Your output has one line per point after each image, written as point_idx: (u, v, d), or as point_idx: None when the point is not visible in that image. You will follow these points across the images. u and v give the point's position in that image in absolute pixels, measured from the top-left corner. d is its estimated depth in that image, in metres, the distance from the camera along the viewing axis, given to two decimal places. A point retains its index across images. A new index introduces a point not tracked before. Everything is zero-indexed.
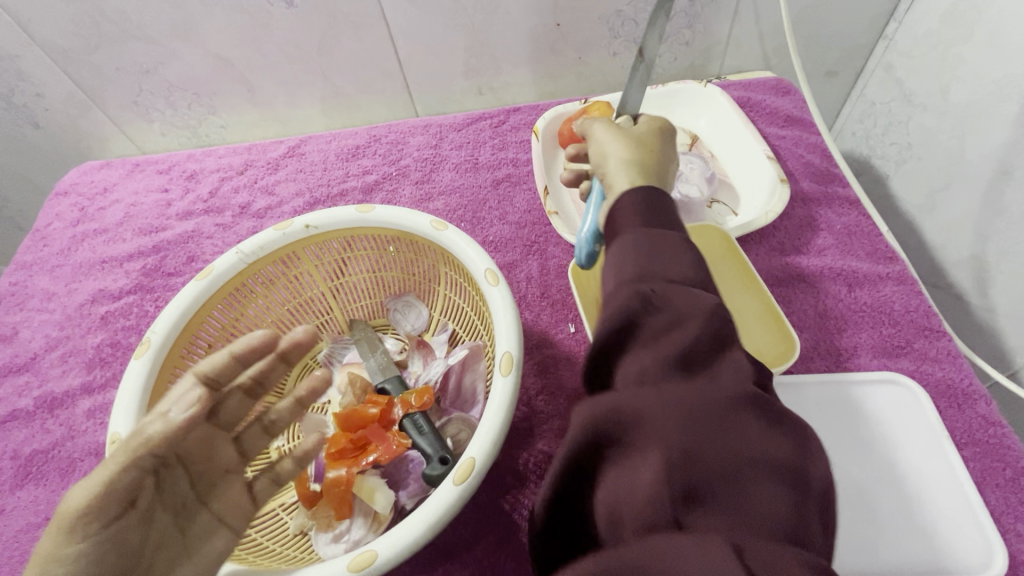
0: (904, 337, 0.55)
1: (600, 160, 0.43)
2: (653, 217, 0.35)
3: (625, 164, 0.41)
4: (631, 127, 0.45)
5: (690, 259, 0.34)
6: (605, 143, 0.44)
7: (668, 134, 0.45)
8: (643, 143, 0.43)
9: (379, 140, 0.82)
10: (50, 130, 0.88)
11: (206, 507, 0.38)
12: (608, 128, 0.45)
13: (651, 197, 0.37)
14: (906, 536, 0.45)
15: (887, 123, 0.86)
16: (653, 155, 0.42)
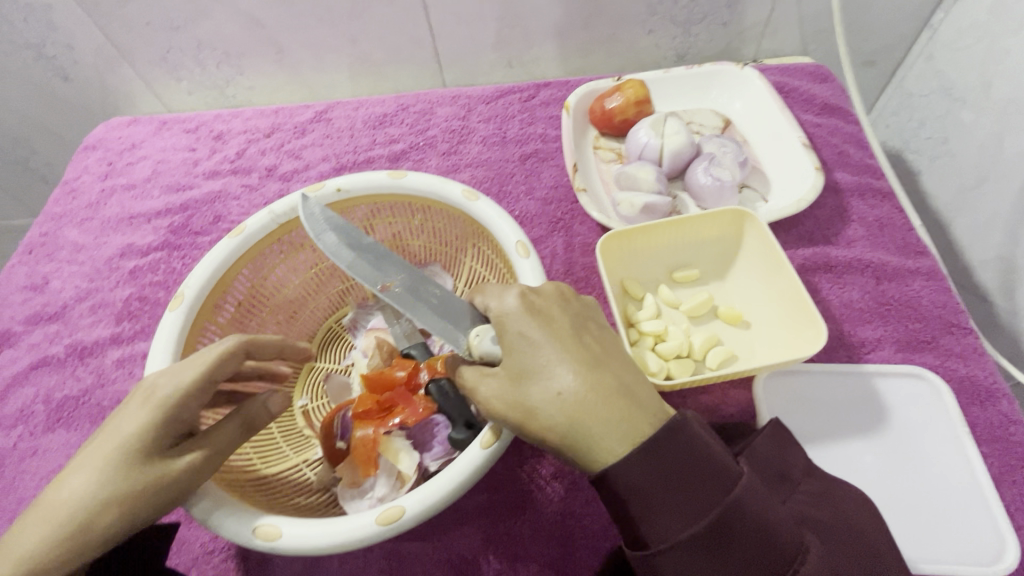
0: (930, 333, 0.55)
1: (568, 441, 0.34)
2: (677, 503, 0.32)
3: (596, 426, 0.33)
4: (530, 348, 0.36)
5: (688, 479, 0.32)
6: (552, 417, 0.34)
7: (550, 310, 0.38)
8: (571, 369, 0.34)
9: (406, 109, 0.81)
10: (80, 83, 0.88)
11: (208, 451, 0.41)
12: (521, 387, 0.35)
13: (642, 449, 0.32)
14: (918, 525, 0.46)
15: (924, 116, 0.84)
16: (593, 377, 0.34)
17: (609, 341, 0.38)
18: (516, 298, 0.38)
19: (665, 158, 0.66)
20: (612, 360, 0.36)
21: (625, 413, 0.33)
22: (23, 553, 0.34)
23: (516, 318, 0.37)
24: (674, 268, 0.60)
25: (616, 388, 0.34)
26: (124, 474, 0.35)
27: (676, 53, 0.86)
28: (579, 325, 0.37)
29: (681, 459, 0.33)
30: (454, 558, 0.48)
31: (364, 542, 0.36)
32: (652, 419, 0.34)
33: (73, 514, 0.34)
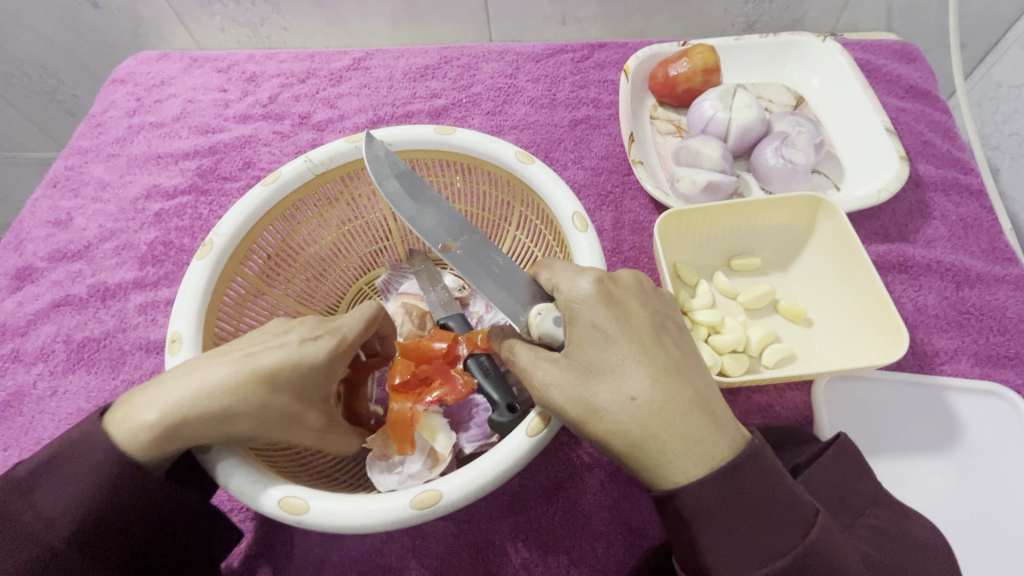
0: (1013, 348, 0.50)
1: (635, 452, 0.30)
2: (746, 540, 0.30)
3: (669, 440, 0.30)
4: (605, 343, 0.32)
5: (769, 514, 0.30)
6: (621, 423, 0.30)
7: (628, 303, 0.34)
8: (650, 373, 0.31)
9: (450, 63, 0.75)
10: (109, 12, 0.84)
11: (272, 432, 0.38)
12: (589, 384, 0.32)
13: (718, 473, 0.30)
14: (983, 554, 0.42)
15: (1013, 109, 0.75)
16: (670, 385, 0.31)
17: (687, 347, 0.34)
18: (590, 284, 0.34)
19: (732, 134, 0.60)
20: (690, 367, 0.32)
21: (703, 432, 0.30)
22: (167, 403, 0.33)
23: (592, 306, 0.33)
24: (733, 255, 0.55)
25: (695, 401, 0.31)
26: (277, 390, 0.35)
27: (745, 20, 0.79)
28: (659, 325, 0.34)
29: (758, 494, 0.30)
30: (480, 541, 0.45)
31: (395, 525, 0.34)
32: (731, 442, 0.30)
33: (223, 397, 0.33)
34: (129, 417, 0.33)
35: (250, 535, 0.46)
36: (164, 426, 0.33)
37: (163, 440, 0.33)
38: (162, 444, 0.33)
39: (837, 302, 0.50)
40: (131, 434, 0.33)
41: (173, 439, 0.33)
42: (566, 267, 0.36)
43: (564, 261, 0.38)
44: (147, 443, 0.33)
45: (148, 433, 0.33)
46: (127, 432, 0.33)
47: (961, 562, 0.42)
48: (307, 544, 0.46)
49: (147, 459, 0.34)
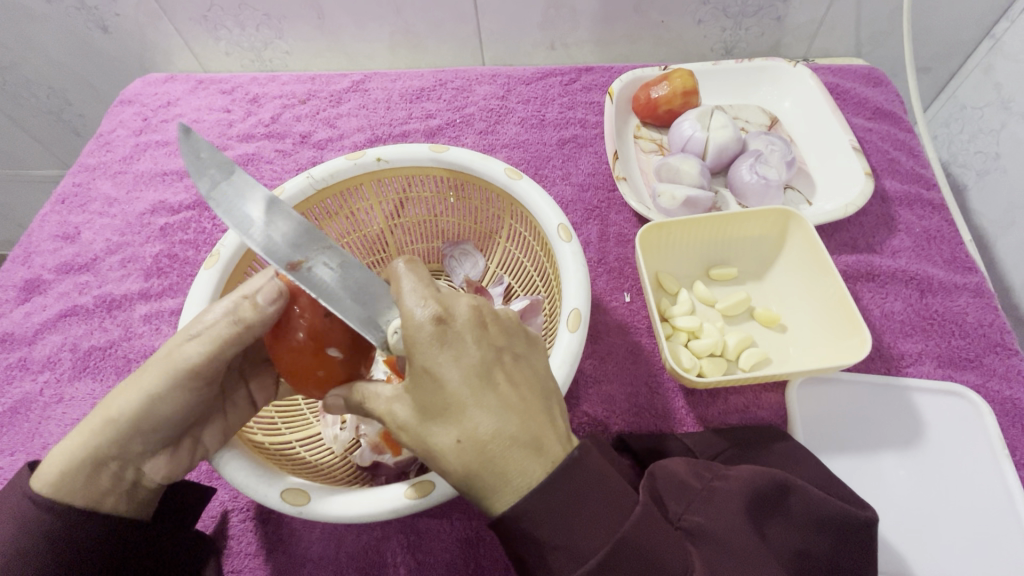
0: (973, 351, 0.53)
1: (468, 487, 0.30)
2: (568, 544, 0.30)
3: (493, 478, 0.30)
4: (435, 387, 0.30)
5: (587, 506, 0.30)
6: (451, 465, 0.30)
7: (464, 339, 0.31)
8: (480, 415, 0.30)
9: (445, 85, 0.79)
10: (118, 36, 0.87)
11: (222, 414, 0.42)
12: (425, 423, 0.31)
13: (536, 490, 0.30)
14: (942, 548, 0.46)
15: (976, 129, 0.79)
16: (499, 426, 0.30)
17: (525, 376, 0.32)
18: (427, 319, 0.30)
19: (710, 152, 0.64)
20: (523, 401, 0.31)
21: (522, 468, 0.30)
22: (82, 438, 0.38)
23: (422, 347, 0.30)
24: (710, 265, 0.58)
25: (519, 439, 0.30)
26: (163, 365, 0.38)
27: (724, 46, 0.84)
28: (491, 359, 0.31)
29: (580, 495, 0.30)
30: (470, 536, 0.48)
31: (393, 513, 0.36)
32: (552, 462, 0.30)
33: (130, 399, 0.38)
34: (58, 461, 0.38)
35: (251, 535, 0.48)
36: (84, 456, 0.37)
37: (89, 461, 0.37)
38: (84, 470, 0.37)
39: (806, 305, 0.54)
40: (60, 471, 0.37)
41: (83, 459, 0.37)
42: (405, 287, 0.32)
43: (409, 266, 0.33)
44: (74, 480, 0.37)
45: (72, 462, 0.37)
46: (41, 477, 0.38)
47: (924, 551, 0.46)
48: (306, 541, 0.47)
49: (83, 499, 0.37)
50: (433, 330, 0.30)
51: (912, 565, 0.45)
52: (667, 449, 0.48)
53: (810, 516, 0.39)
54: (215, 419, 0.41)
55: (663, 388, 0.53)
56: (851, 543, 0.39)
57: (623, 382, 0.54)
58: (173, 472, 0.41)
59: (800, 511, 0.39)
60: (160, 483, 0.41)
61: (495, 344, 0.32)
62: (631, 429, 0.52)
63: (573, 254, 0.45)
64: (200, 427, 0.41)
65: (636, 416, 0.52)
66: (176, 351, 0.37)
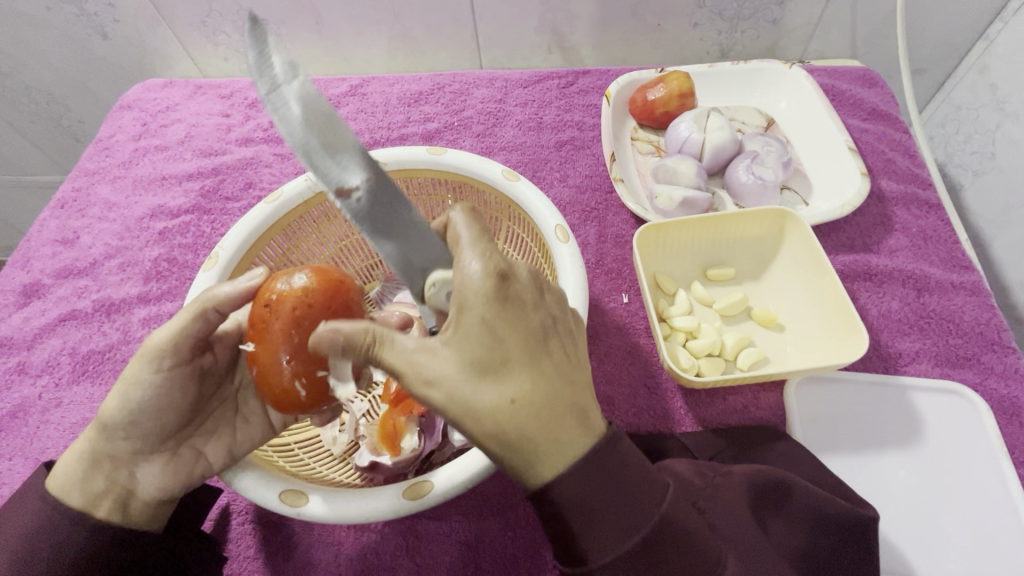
0: (970, 349, 0.54)
1: (512, 450, 0.30)
2: (617, 524, 0.30)
3: (542, 441, 0.30)
4: (491, 342, 0.30)
5: (625, 485, 0.31)
6: (498, 424, 0.30)
7: (523, 301, 0.32)
8: (534, 377, 0.30)
9: (443, 89, 0.80)
10: (118, 42, 0.88)
11: (228, 431, 0.43)
12: (474, 380, 0.30)
13: (584, 458, 0.30)
14: (943, 549, 0.46)
15: (971, 130, 0.79)
16: (549, 389, 0.31)
17: (570, 348, 0.34)
18: (489, 275, 0.31)
19: (706, 153, 0.64)
20: (571, 370, 0.32)
21: (570, 435, 0.30)
22: (83, 445, 0.40)
23: (482, 302, 0.30)
24: (708, 266, 0.58)
25: (567, 404, 0.31)
26: (142, 361, 0.39)
27: (720, 48, 0.84)
28: (546, 325, 0.33)
29: (616, 474, 0.31)
30: (470, 538, 0.47)
31: (395, 514, 0.37)
32: (597, 431, 0.32)
33: (119, 400, 0.39)
34: (65, 467, 0.39)
35: (250, 538, 0.48)
36: (85, 460, 0.39)
37: (91, 466, 0.39)
38: (82, 470, 0.39)
39: (803, 304, 0.54)
40: (67, 477, 0.39)
41: (85, 464, 0.39)
42: (469, 241, 0.33)
43: (471, 224, 0.34)
44: (72, 481, 0.38)
45: (76, 468, 0.39)
46: (55, 482, 0.39)
47: (923, 549, 0.46)
48: (305, 543, 0.47)
49: (77, 501, 0.38)
50: (493, 286, 0.31)
51: (912, 564, 0.45)
52: (666, 448, 0.48)
53: (811, 515, 0.39)
54: (223, 433, 0.43)
55: (662, 389, 0.53)
56: (855, 543, 0.39)
57: (621, 382, 0.54)
58: (170, 491, 0.41)
59: (801, 511, 0.39)
60: (154, 499, 0.40)
61: (545, 311, 0.33)
62: (631, 429, 0.51)
63: (571, 257, 0.45)
64: (204, 442, 0.43)
65: (635, 417, 0.52)
66: (149, 342, 0.39)
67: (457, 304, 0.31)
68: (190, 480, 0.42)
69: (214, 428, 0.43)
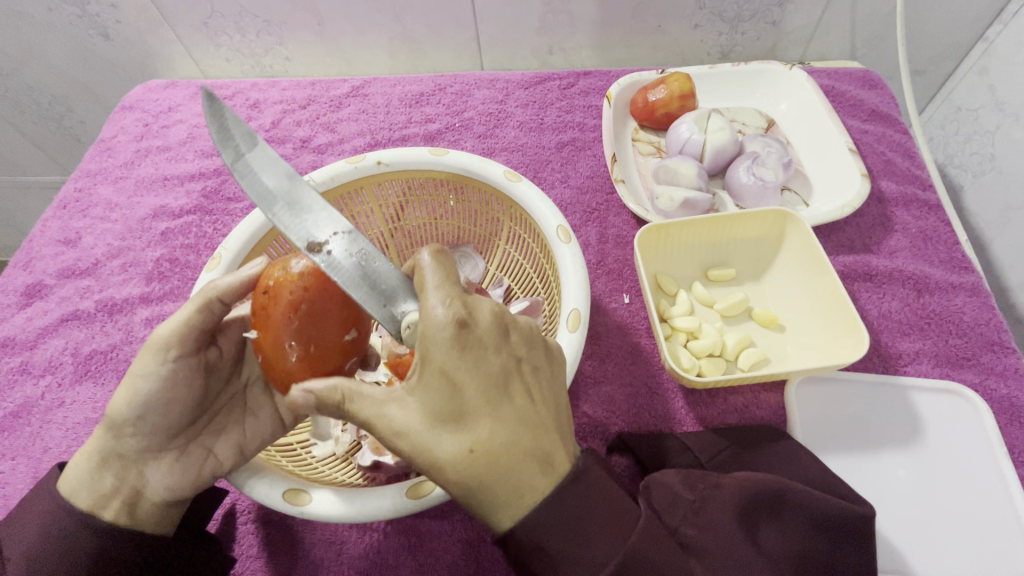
0: (970, 350, 0.54)
1: (475, 497, 0.31)
2: (582, 562, 0.30)
3: (503, 490, 0.30)
4: (451, 392, 0.30)
5: (598, 514, 0.31)
6: (458, 475, 0.30)
7: (484, 347, 0.31)
8: (495, 425, 0.30)
9: (444, 90, 0.80)
10: (120, 43, 0.88)
11: (238, 428, 0.43)
12: (436, 431, 0.30)
13: (545, 503, 0.30)
14: (943, 549, 0.46)
15: (971, 131, 0.80)
16: (510, 438, 0.30)
17: (540, 389, 0.33)
18: (450, 323, 0.30)
19: (707, 154, 0.64)
20: (537, 414, 0.32)
21: (529, 481, 0.30)
22: (93, 447, 0.40)
23: (440, 351, 0.30)
24: (708, 267, 0.59)
25: (530, 450, 0.31)
26: (147, 357, 0.39)
27: (720, 50, 0.84)
28: (511, 369, 0.32)
29: (586, 505, 0.31)
30: (471, 538, 0.48)
31: (397, 512, 0.37)
32: (560, 473, 0.31)
33: (124, 398, 0.39)
34: (75, 469, 0.39)
35: (252, 537, 0.48)
36: (94, 461, 0.39)
37: (99, 467, 0.39)
38: (91, 471, 0.39)
39: (803, 305, 0.54)
40: (76, 479, 0.39)
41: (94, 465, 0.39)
42: (432, 283, 0.31)
43: (438, 264, 0.32)
44: (82, 481, 0.39)
45: (85, 470, 0.39)
46: (64, 484, 0.39)
47: (924, 548, 0.46)
48: (308, 542, 0.47)
49: (85, 502, 0.38)
50: (454, 334, 0.30)
51: (912, 563, 0.45)
52: (667, 447, 0.48)
53: (807, 519, 0.39)
54: (231, 431, 0.42)
55: (663, 389, 0.53)
56: (852, 545, 0.39)
57: (622, 382, 0.54)
58: (178, 491, 0.41)
59: (796, 516, 0.39)
60: (162, 500, 0.40)
61: (511, 353, 0.32)
62: (633, 429, 0.52)
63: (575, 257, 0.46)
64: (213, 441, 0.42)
65: (636, 417, 0.52)
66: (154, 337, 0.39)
67: (421, 353, 0.31)
68: (198, 480, 0.41)
69: (223, 425, 0.43)
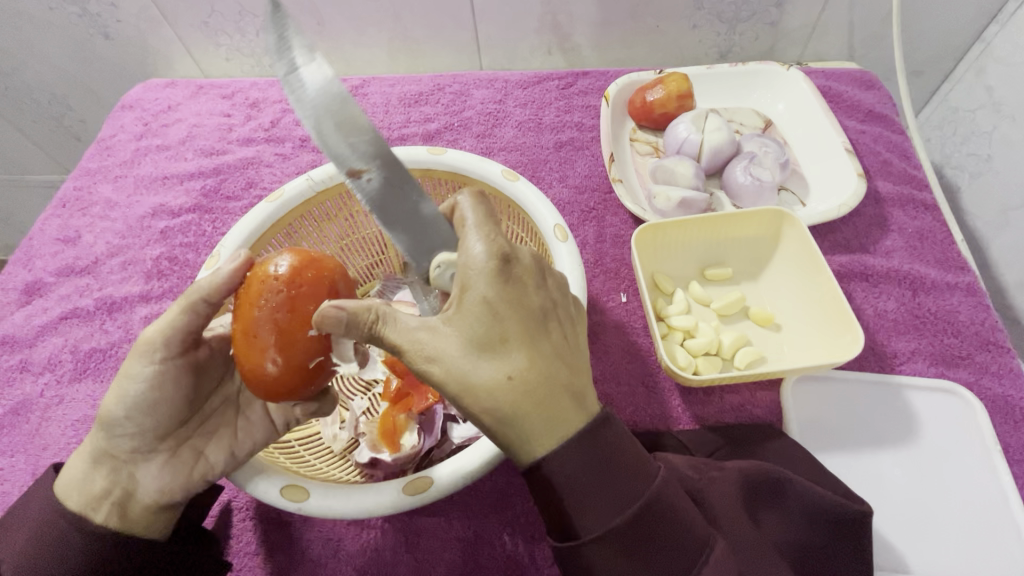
0: (965, 349, 0.54)
1: (505, 425, 0.32)
2: (607, 500, 0.31)
3: (538, 418, 0.31)
4: (492, 321, 0.31)
5: (621, 460, 0.32)
6: (495, 399, 0.31)
7: (523, 283, 0.33)
8: (534, 355, 0.32)
9: (443, 89, 0.80)
10: (120, 42, 0.88)
11: (231, 430, 0.44)
12: (474, 357, 0.31)
13: (579, 435, 0.32)
14: (938, 549, 0.46)
15: (968, 131, 0.80)
16: (547, 368, 0.32)
17: (568, 330, 0.35)
18: (492, 257, 0.32)
19: (705, 154, 0.65)
20: (567, 353, 0.34)
21: (562, 412, 0.32)
22: (87, 451, 0.40)
23: (486, 281, 0.31)
24: (706, 265, 0.59)
25: (565, 382, 0.32)
26: (135, 357, 0.39)
27: (719, 50, 0.85)
28: (545, 309, 0.33)
29: (610, 451, 0.32)
30: (469, 535, 0.48)
31: (393, 508, 0.37)
32: (589, 409, 0.33)
33: (115, 400, 0.40)
34: (68, 473, 0.40)
35: (251, 535, 0.48)
36: (88, 463, 0.40)
37: (93, 470, 0.40)
38: (84, 471, 0.39)
39: (800, 304, 0.54)
40: (69, 482, 0.39)
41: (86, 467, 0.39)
42: (474, 221, 0.33)
43: (476, 200, 0.34)
44: (74, 482, 0.39)
45: (79, 472, 0.39)
46: (60, 486, 0.39)
47: (918, 546, 0.46)
48: (306, 539, 0.48)
49: (77, 503, 0.38)
50: (496, 265, 0.32)
51: (907, 561, 0.46)
52: (664, 446, 0.48)
53: (803, 512, 0.40)
54: (223, 434, 0.43)
55: (659, 388, 0.54)
56: (847, 539, 0.40)
57: (619, 381, 0.54)
58: (171, 493, 0.41)
59: (794, 506, 0.40)
60: (154, 503, 0.40)
61: (543, 294, 0.34)
62: (629, 428, 0.52)
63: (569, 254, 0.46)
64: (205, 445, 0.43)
65: (632, 415, 0.52)
66: (143, 337, 0.40)
67: (461, 283, 0.32)
68: (191, 483, 0.42)
69: (216, 429, 0.44)
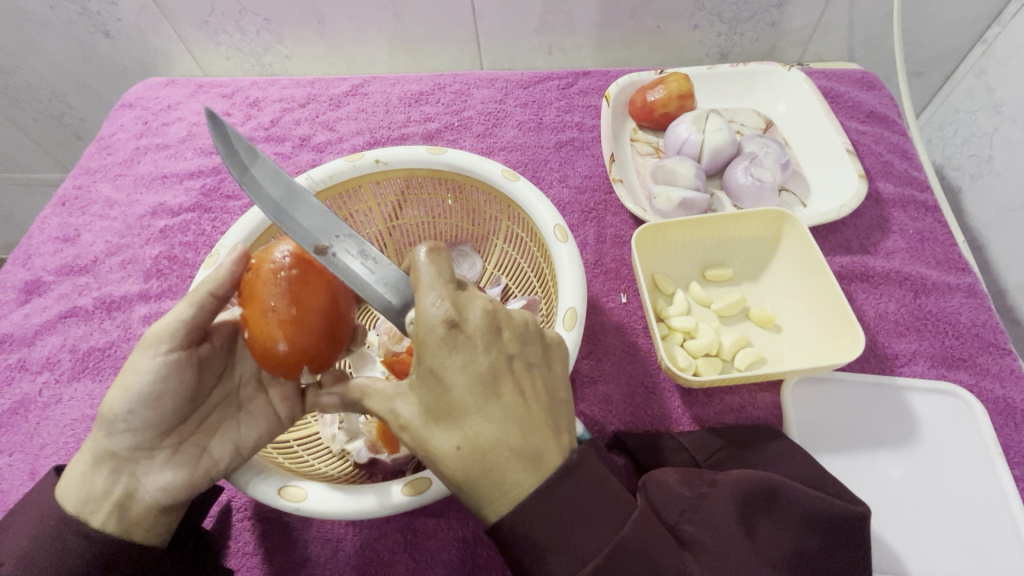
0: (965, 351, 0.54)
1: (465, 491, 0.31)
2: (571, 556, 0.31)
3: (491, 490, 0.30)
4: (442, 389, 0.31)
5: (587, 514, 0.31)
6: (451, 467, 0.31)
7: (473, 346, 0.31)
8: (484, 425, 0.30)
9: (443, 89, 0.80)
10: (120, 41, 0.88)
11: (235, 425, 0.42)
12: (430, 424, 0.31)
13: (531, 503, 0.30)
14: (938, 552, 0.46)
15: (969, 132, 0.80)
16: (499, 437, 0.30)
17: (535, 386, 0.32)
18: (439, 322, 0.30)
19: (705, 154, 0.64)
20: (529, 413, 0.31)
21: (521, 479, 0.30)
22: (90, 448, 0.39)
23: (431, 350, 0.30)
24: (706, 266, 0.59)
25: (521, 451, 0.30)
26: (139, 352, 0.38)
27: (719, 51, 0.85)
28: (502, 368, 0.31)
29: (575, 502, 0.31)
30: (466, 536, 0.48)
31: (390, 510, 0.37)
32: (552, 470, 0.31)
33: (117, 396, 0.38)
34: (72, 471, 0.39)
35: (249, 534, 0.48)
36: (89, 463, 0.39)
37: (93, 470, 0.39)
38: (85, 472, 0.39)
39: (801, 305, 0.54)
40: (71, 481, 0.39)
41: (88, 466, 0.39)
42: (426, 280, 0.31)
43: (436, 258, 0.32)
44: (74, 483, 0.38)
45: (80, 471, 0.39)
46: (63, 485, 0.39)
47: (918, 548, 0.46)
48: (304, 539, 0.48)
49: (73, 505, 0.38)
50: (443, 334, 0.30)
51: (906, 564, 0.46)
52: (662, 447, 0.48)
53: (801, 517, 0.39)
54: (226, 429, 0.41)
55: (659, 388, 0.54)
56: (846, 538, 0.39)
57: (619, 381, 0.54)
58: (171, 494, 0.39)
59: (791, 509, 0.39)
60: (154, 504, 0.39)
61: (500, 354, 0.31)
62: (629, 429, 0.52)
63: (572, 253, 0.46)
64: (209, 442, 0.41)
65: (632, 416, 0.52)
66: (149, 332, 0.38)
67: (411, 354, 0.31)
68: (192, 483, 0.40)
69: (220, 425, 0.42)
